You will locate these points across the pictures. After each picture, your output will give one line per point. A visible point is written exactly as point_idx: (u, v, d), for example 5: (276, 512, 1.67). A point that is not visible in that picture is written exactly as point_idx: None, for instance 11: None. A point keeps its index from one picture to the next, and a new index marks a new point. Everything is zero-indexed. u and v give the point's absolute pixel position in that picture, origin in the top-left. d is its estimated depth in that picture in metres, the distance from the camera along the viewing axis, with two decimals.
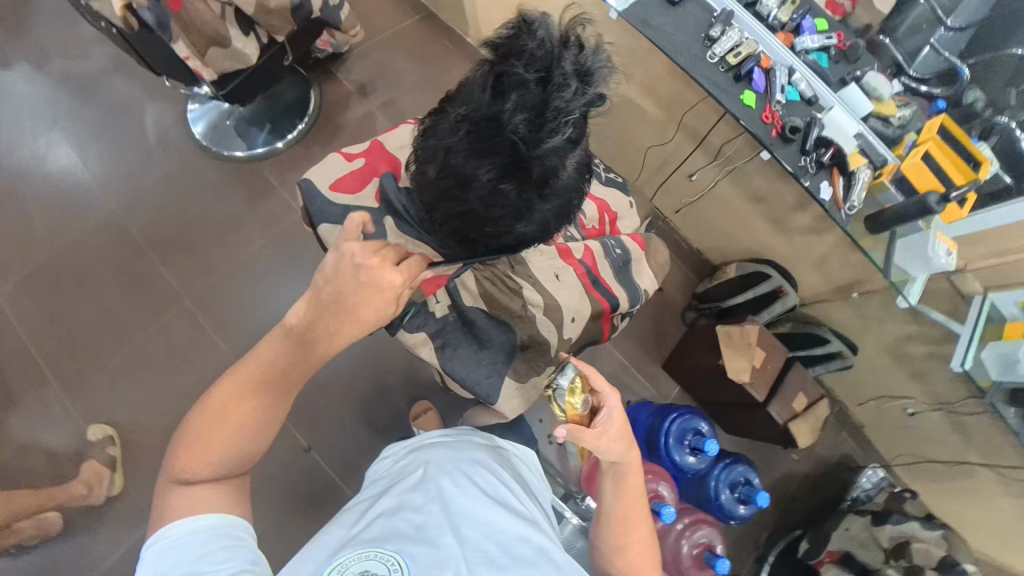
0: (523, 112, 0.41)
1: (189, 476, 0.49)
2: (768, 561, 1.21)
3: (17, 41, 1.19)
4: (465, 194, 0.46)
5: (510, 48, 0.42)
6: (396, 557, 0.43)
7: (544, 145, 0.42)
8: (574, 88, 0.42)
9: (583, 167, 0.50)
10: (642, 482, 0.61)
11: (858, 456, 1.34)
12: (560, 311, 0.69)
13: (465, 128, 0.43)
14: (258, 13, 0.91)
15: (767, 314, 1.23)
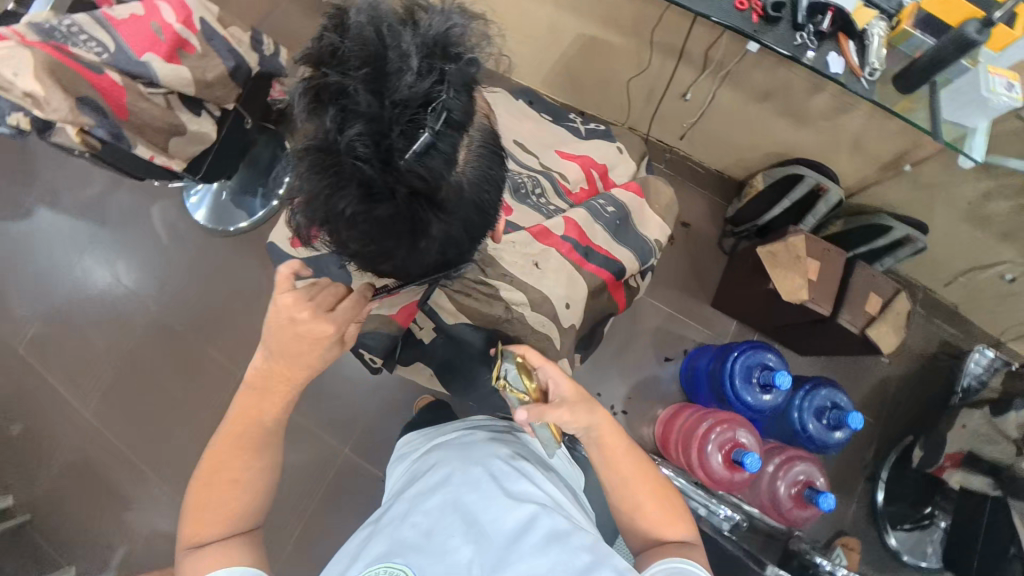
0: (358, 121, 0.36)
1: (200, 538, 0.52)
2: (881, 479, 1.11)
3: (29, 188, 1.30)
4: (347, 231, 0.40)
5: (327, 59, 0.38)
6: (404, 571, 0.46)
7: (398, 147, 0.36)
8: (408, 72, 0.36)
9: (481, 154, 0.42)
10: (623, 437, 0.58)
11: (961, 339, 1.19)
12: (550, 302, 0.61)
13: (312, 163, 0.38)
14: (200, 89, 0.91)
15: (811, 219, 1.06)
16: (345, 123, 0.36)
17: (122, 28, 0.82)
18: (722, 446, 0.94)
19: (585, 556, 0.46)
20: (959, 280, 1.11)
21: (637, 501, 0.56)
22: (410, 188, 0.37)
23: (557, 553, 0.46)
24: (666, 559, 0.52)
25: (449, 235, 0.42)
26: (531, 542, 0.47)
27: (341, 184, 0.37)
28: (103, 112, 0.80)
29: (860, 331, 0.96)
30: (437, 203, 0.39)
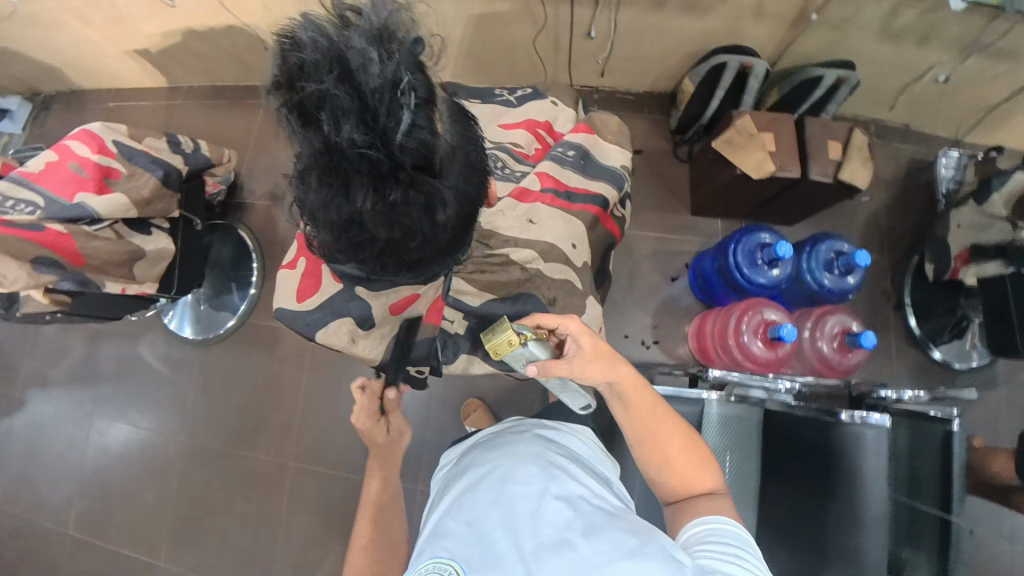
0: (348, 117, 0.34)
1: None
2: (908, 304, 1.16)
3: (14, 378, 1.27)
4: (366, 230, 0.39)
5: (291, 69, 0.35)
6: (451, 564, 0.45)
7: (391, 130, 0.35)
8: (374, 58, 0.34)
9: (457, 119, 0.42)
10: (648, 392, 0.58)
11: (922, 152, 1.24)
12: (556, 246, 0.64)
13: (315, 175, 0.37)
14: (141, 208, 0.90)
15: (749, 98, 1.10)
16: (336, 122, 0.34)
17: (42, 179, 0.81)
18: (757, 331, 0.97)
19: (632, 539, 0.44)
20: (899, 99, 1.16)
21: (664, 458, 0.56)
22: (414, 165, 0.37)
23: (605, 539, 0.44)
24: (695, 517, 0.51)
25: (459, 201, 0.41)
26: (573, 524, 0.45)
27: (348, 185, 0.36)
28: (60, 265, 0.79)
29: (833, 178, 0.99)
30: (437, 175, 0.39)
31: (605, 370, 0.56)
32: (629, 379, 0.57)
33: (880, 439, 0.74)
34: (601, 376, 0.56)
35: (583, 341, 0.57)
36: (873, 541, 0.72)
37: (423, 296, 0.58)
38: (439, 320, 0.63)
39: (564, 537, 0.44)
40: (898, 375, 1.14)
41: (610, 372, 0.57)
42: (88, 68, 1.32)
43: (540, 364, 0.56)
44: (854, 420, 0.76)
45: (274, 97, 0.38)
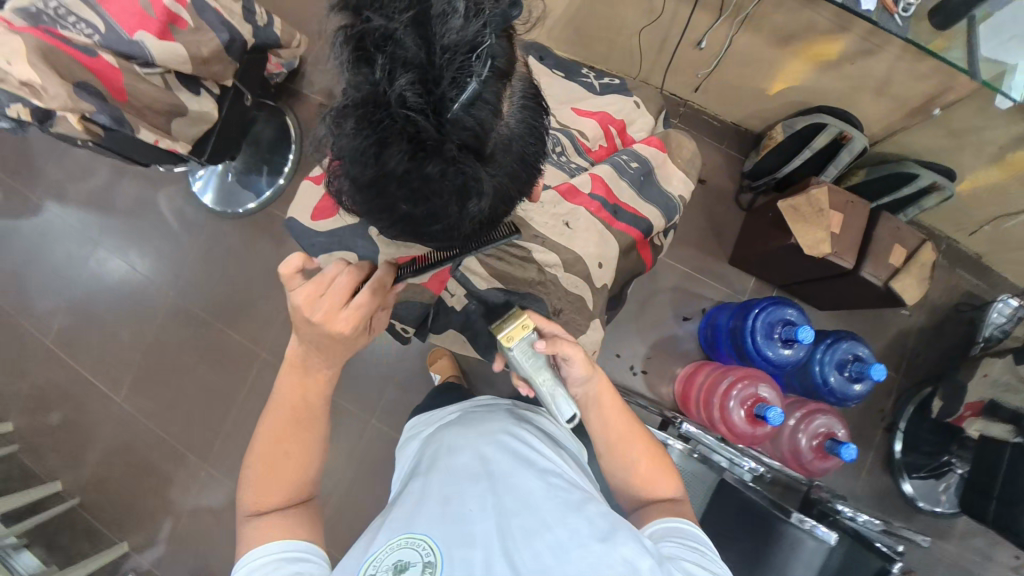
0: (407, 69, 0.30)
1: (262, 507, 0.52)
2: (899, 429, 1.12)
3: (34, 182, 1.29)
4: (387, 195, 0.34)
5: (363, 1, 0.32)
6: (427, 541, 0.43)
7: (450, 95, 0.31)
8: (457, 11, 0.31)
9: (528, 105, 0.37)
10: (619, 397, 0.58)
11: (983, 288, 1.17)
12: (580, 261, 0.60)
13: (351, 121, 0.33)
14: (197, 67, 0.87)
15: (834, 170, 1.02)
16: (392, 72, 0.31)
17: (109, 3, 0.78)
18: (744, 402, 0.96)
19: (605, 524, 0.44)
20: (983, 228, 1.09)
21: (631, 460, 0.57)
22: (463, 144, 0.32)
23: (580, 522, 0.44)
24: (660, 517, 0.53)
25: (498, 199, 0.36)
26: (546, 509, 0.45)
27: (382, 142, 0.31)
28: (101, 96, 0.77)
29: (883, 283, 0.94)
30: (484, 159, 0.34)
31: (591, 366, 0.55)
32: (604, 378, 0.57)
33: (814, 551, 0.75)
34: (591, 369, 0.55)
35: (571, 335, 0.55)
36: None
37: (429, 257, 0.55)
38: (440, 290, 0.60)
39: (541, 518, 0.44)
40: (859, 492, 1.13)
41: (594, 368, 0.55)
42: None
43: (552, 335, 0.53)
44: (801, 524, 0.76)
45: (336, 24, 0.35)
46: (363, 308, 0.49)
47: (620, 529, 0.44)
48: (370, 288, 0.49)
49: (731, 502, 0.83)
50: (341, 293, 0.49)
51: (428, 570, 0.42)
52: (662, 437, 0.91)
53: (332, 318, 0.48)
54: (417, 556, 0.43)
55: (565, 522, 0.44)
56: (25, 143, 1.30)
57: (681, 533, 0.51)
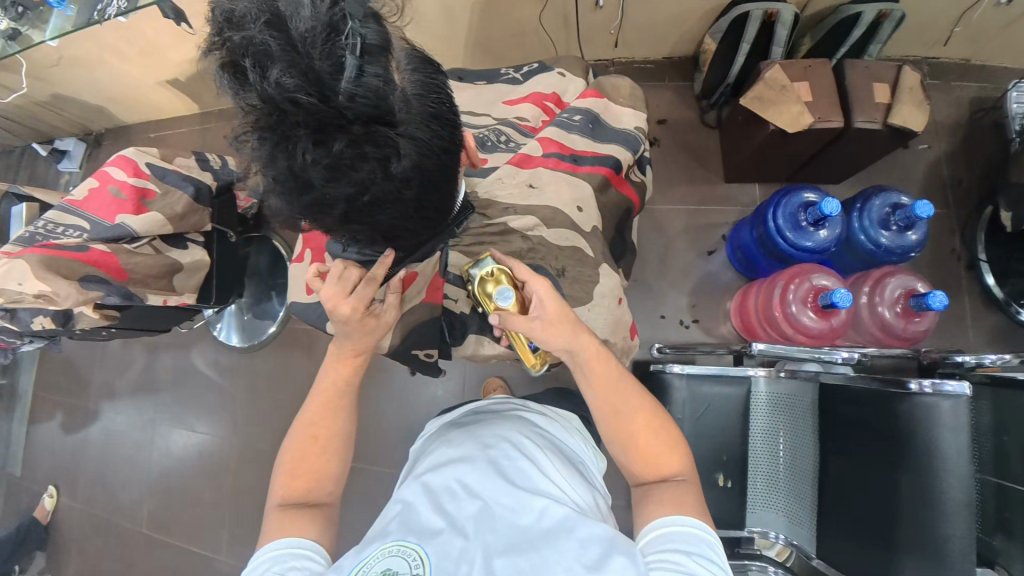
0: (276, 62, 0.32)
1: (291, 498, 0.55)
2: (982, 261, 1.02)
3: (87, 392, 1.39)
4: (316, 190, 0.35)
5: (220, 23, 0.34)
6: (417, 552, 0.44)
7: (329, 75, 0.32)
8: (305, 2, 0.32)
9: (422, 66, 0.37)
10: (611, 362, 0.55)
11: (990, 88, 1.10)
12: (561, 213, 0.60)
13: (253, 133, 0.35)
14: (177, 225, 0.95)
15: (779, 49, 0.99)
16: (263, 70, 0.32)
17: (88, 204, 0.88)
18: (805, 300, 0.89)
19: (597, 551, 0.43)
20: (955, 32, 1.03)
21: (628, 435, 0.54)
22: (361, 117, 0.33)
23: (573, 549, 0.42)
24: (656, 518, 0.50)
25: (426, 158, 0.37)
26: (540, 531, 0.44)
27: (288, 138, 0.33)
28: (105, 281, 0.83)
29: (882, 124, 0.89)
30: (391, 124, 0.35)
31: (570, 338, 0.52)
32: (591, 348, 0.54)
33: (958, 411, 0.63)
34: (566, 345, 0.52)
35: (551, 304, 0.52)
36: (957, 526, 0.61)
37: (421, 274, 0.59)
38: (441, 299, 0.63)
39: (529, 540, 0.43)
40: (975, 343, 1.02)
41: (572, 342, 0.53)
42: (129, 102, 1.42)
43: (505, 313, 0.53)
44: (925, 390, 0.65)
45: (209, 59, 0.36)
46: (365, 298, 0.52)
47: (610, 549, 0.43)
48: (366, 281, 0.51)
49: (835, 413, 0.76)
50: (348, 282, 0.52)
51: None
52: (744, 372, 0.86)
53: (340, 306, 0.52)
54: (405, 566, 0.43)
55: (554, 545, 0.43)
56: (70, 364, 1.41)
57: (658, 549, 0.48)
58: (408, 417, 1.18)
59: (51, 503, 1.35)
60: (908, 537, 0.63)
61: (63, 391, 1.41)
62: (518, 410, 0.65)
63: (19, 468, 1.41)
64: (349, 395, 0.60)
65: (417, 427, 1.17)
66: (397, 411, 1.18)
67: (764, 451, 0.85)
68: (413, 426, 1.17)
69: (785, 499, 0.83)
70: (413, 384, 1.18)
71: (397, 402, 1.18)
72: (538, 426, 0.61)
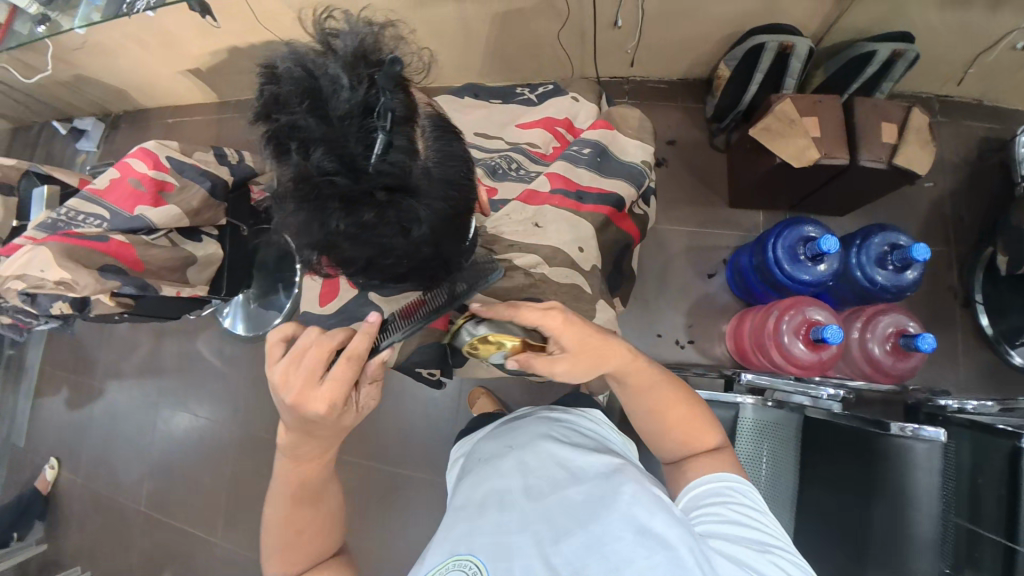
0: (318, 145, 0.34)
1: (292, 572, 0.61)
2: (978, 300, 1.04)
3: (94, 370, 1.42)
4: (346, 249, 0.38)
5: (268, 101, 0.36)
6: (472, 559, 0.47)
7: (361, 155, 0.35)
8: (344, 84, 0.34)
9: (441, 134, 0.40)
10: (647, 369, 0.59)
11: (997, 130, 1.10)
12: (564, 250, 0.62)
13: (291, 202, 0.37)
14: (191, 218, 0.97)
15: (792, 81, 1.01)
16: (306, 151, 0.35)
17: (110, 195, 0.90)
18: (798, 331, 0.91)
19: (639, 516, 0.46)
20: (969, 72, 1.03)
21: (660, 420, 0.59)
22: (387, 187, 0.36)
23: (617, 522, 0.46)
24: (709, 474, 0.55)
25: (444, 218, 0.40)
26: (582, 517, 0.47)
27: (323, 208, 0.36)
28: (122, 271, 0.87)
29: (886, 163, 0.90)
30: (416, 194, 0.37)
31: (599, 361, 0.56)
32: (629, 356, 0.58)
33: (934, 453, 0.66)
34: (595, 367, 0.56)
35: (567, 339, 0.53)
36: (924, 561, 0.64)
37: None
38: (448, 324, 0.65)
39: (574, 526, 0.47)
40: (964, 380, 1.04)
41: (602, 364, 0.56)
42: (148, 89, 1.44)
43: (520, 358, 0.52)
44: (904, 433, 0.67)
45: (256, 128, 0.39)
46: (341, 378, 0.50)
47: (656, 516, 0.46)
48: (343, 358, 0.49)
49: (824, 438, 0.79)
50: (315, 373, 0.49)
51: None
52: (733, 397, 0.87)
53: (307, 398, 0.50)
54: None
55: (604, 521, 0.46)
56: (78, 342, 1.45)
57: (713, 493, 0.53)
58: (406, 414, 1.21)
59: (52, 475, 1.39)
60: (880, 565, 0.66)
61: (71, 368, 1.44)
62: (545, 410, 0.68)
63: (24, 441, 1.45)
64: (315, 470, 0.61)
65: (412, 427, 1.20)
66: (394, 408, 1.22)
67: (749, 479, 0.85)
68: (408, 425, 1.20)
69: None
70: (411, 385, 1.22)
71: (396, 398, 1.22)
72: (565, 421, 0.64)
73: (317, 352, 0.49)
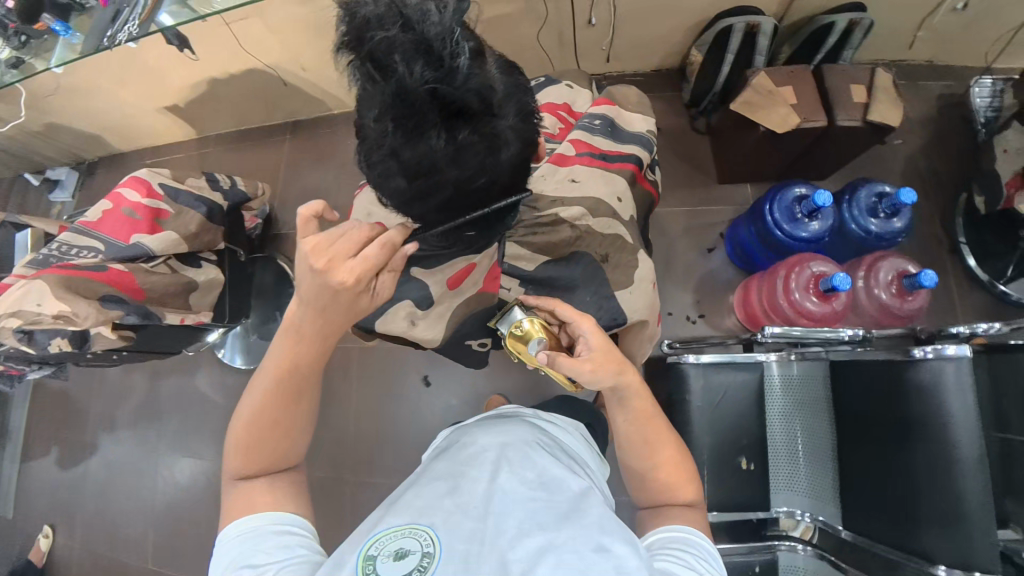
0: (418, 60, 0.38)
1: (244, 473, 0.56)
2: (963, 243, 1.09)
3: (85, 425, 1.34)
4: (438, 168, 0.42)
5: (359, 27, 0.39)
6: (428, 531, 0.44)
7: (456, 72, 0.39)
8: (433, 9, 0.38)
9: (507, 68, 0.45)
10: (651, 401, 0.56)
11: (950, 88, 1.20)
12: (604, 201, 0.65)
13: (387, 121, 0.40)
14: (191, 243, 0.94)
15: (760, 57, 1.06)
16: (406, 66, 0.38)
17: (102, 226, 0.87)
18: (807, 287, 0.94)
19: (603, 536, 0.43)
20: (919, 35, 1.11)
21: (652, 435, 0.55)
22: (478, 102, 0.40)
23: (582, 536, 0.42)
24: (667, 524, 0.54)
25: (519, 139, 0.44)
26: (556, 515, 0.44)
27: (423, 124, 0.40)
28: (123, 300, 0.84)
29: (862, 121, 0.96)
30: (498, 114, 0.42)
31: (617, 368, 0.53)
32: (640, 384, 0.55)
33: (962, 373, 0.68)
34: (613, 372, 0.53)
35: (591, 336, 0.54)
36: (973, 481, 0.64)
37: (478, 265, 0.64)
38: (497, 288, 0.65)
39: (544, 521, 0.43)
40: (963, 320, 1.09)
41: (622, 372, 0.54)
42: (127, 129, 1.42)
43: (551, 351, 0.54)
44: (928, 356, 0.70)
45: (341, 60, 0.42)
46: (372, 260, 0.49)
47: (615, 539, 0.43)
48: (381, 241, 0.49)
49: (852, 382, 0.81)
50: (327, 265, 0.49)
51: (427, 560, 0.42)
52: (755, 358, 0.89)
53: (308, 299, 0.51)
54: (416, 544, 0.43)
55: (562, 528, 0.43)
56: (66, 398, 1.37)
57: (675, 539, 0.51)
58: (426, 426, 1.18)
59: (46, 544, 1.27)
60: (930, 492, 0.67)
61: (58, 426, 1.35)
62: (531, 415, 0.66)
63: (10, 511, 1.34)
64: (302, 367, 0.55)
65: None
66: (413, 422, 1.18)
67: (782, 433, 0.88)
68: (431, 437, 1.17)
69: (809, 475, 0.85)
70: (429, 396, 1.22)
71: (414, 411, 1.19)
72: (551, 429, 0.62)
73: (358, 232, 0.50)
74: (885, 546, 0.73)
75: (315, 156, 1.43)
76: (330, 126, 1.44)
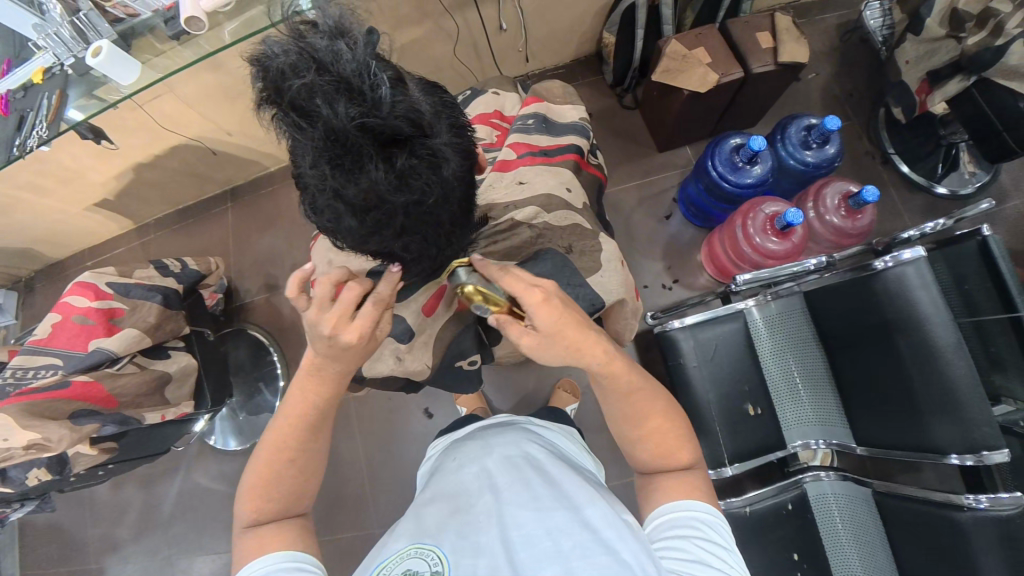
0: (340, 98, 0.39)
1: (258, 517, 0.54)
2: (893, 153, 1.16)
3: (85, 553, 1.26)
4: (385, 198, 0.42)
5: (277, 79, 0.40)
6: (436, 550, 0.43)
7: (379, 101, 0.39)
8: (343, 49, 0.40)
9: (431, 91, 0.46)
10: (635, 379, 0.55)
11: (844, 15, 1.27)
12: (554, 195, 0.66)
13: (324, 163, 0.41)
14: (154, 335, 0.91)
15: (668, 26, 1.09)
16: (330, 106, 0.39)
17: (54, 340, 0.83)
18: (765, 229, 0.97)
19: (609, 531, 0.43)
20: None
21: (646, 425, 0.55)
22: (409, 126, 0.41)
23: (584, 538, 0.43)
24: (671, 502, 0.52)
25: (458, 152, 0.45)
26: (560, 519, 0.44)
27: (359, 158, 0.40)
28: (94, 412, 0.80)
29: (774, 65, 1.00)
30: (432, 134, 0.43)
31: (574, 353, 0.50)
32: (603, 357, 0.51)
33: (922, 272, 0.72)
34: (570, 360, 0.51)
35: (539, 319, 0.48)
36: (957, 367, 0.69)
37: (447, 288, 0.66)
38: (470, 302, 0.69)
39: (544, 527, 0.43)
40: (911, 222, 1.15)
41: (579, 357, 0.50)
42: (58, 237, 1.36)
43: (497, 317, 0.51)
44: (889, 264, 0.74)
45: (269, 116, 0.43)
46: (369, 318, 0.51)
47: (620, 534, 0.43)
48: (372, 300, 0.50)
49: (828, 307, 0.84)
50: (349, 305, 0.50)
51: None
52: (734, 308, 0.91)
53: (342, 329, 0.50)
54: (427, 566, 0.42)
55: (570, 535, 0.42)
56: (59, 530, 1.28)
57: (680, 523, 0.50)
58: None
59: None
60: (923, 388, 0.71)
61: (56, 562, 1.27)
62: (525, 424, 0.66)
63: None
64: (326, 410, 0.57)
65: None
66: None
67: (778, 370, 0.90)
68: None
69: (813, 404, 0.88)
70: (434, 426, 1.20)
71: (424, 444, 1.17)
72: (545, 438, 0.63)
73: (353, 287, 0.50)
74: (898, 451, 0.76)
75: (261, 219, 1.40)
76: (271, 184, 1.41)
